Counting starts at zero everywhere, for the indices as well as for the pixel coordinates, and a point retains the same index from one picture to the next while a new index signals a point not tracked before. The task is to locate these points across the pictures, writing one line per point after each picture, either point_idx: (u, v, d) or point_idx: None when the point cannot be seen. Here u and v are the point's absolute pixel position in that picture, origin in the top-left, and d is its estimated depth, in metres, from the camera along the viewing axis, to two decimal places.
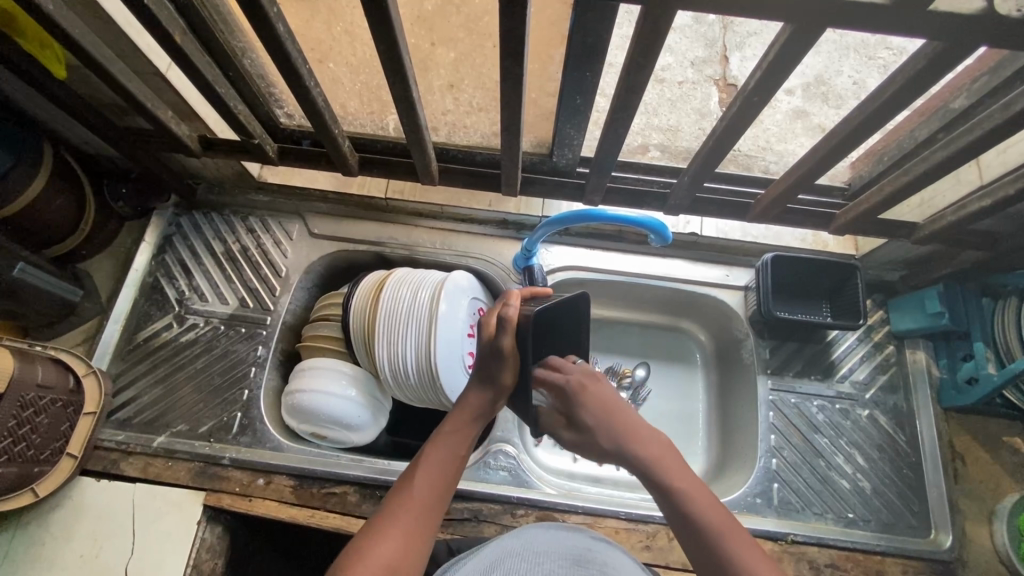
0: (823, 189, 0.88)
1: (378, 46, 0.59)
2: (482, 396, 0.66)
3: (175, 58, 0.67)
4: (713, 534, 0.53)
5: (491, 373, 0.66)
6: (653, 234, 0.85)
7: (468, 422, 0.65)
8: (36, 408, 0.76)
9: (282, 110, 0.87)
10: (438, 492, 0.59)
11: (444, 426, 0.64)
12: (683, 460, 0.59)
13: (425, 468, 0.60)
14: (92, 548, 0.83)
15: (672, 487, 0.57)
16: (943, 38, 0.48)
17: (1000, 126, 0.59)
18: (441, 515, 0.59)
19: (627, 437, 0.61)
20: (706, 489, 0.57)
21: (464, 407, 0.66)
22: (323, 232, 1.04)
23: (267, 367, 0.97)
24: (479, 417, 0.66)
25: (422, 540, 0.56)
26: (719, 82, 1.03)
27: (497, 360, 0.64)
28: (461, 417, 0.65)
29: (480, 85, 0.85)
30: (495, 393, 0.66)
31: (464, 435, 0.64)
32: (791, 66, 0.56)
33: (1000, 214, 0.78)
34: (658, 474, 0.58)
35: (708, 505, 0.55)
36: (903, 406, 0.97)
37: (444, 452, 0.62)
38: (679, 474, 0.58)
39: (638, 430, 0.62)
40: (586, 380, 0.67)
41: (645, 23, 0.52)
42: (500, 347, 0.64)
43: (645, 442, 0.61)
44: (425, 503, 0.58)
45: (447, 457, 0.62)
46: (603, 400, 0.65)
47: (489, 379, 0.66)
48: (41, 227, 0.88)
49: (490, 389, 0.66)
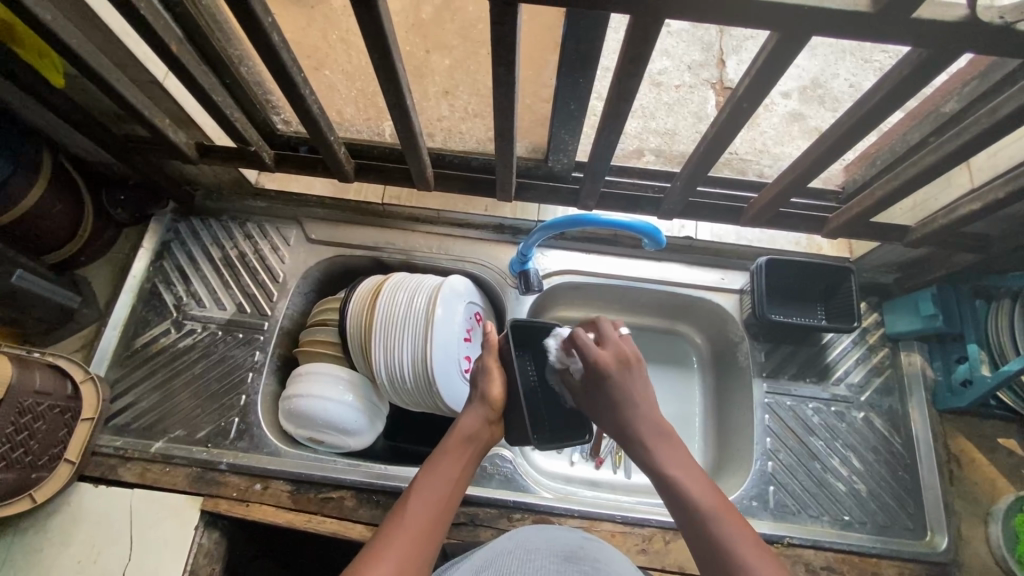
0: (817, 192, 0.89)
1: (372, 55, 0.60)
2: (475, 417, 0.71)
3: (172, 68, 0.67)
4: (712, 523, 0.58)
5: (481, 390, 0.73)
6: (648, 238, 0.85)
7: (461, 445, 0.69)
8: (34, 414, 0.77)
9: (280, 117, 0.88)
10: (434, 516, 0.61)
11: (440, 453, 0.68)
12: (684, 452, 0.66)
13: (420, 489, 0.63)
14: (88, 555, 0.83)
15: (678, 480, 0.62)
16: (928, 44, 0.49)
17: (990, 130, 0.60)
18: (439, 537, 0.61)
19: (644, 429, 0.67)
20: (706, 479, 0.63)
21: (456, 431, 0.70)
22: (320, 237, 1.05)
23: (265, 372, 0.97)
24: (472, 439, 0.70)
25: (419, 559, 0.57)
26: (716, 85, 1.04)
27: (483, 376, 0.74)
28: (457, 441, 0.69)
29: (475, 90, 0.87)
30: (485, 407, 0.72)
31: (458, 457, 0.68)
32: (783, 71, 0.56)
33: (991, 218, 0.78)
34: (665, 466, 0.64)
35: (704, 491, 0.61)
36: (898, 408, 0.97)
37: (439, 474, 0.65)
38: (680, 464, 0.64)
39: (653, 421, 0.68)
40: (626, 358, 0.72)
41: (633, 31, 0.53)
42: (485, 364, 0.75)
43: (652, 436, 0.67)
44: (422, 525, 0.60)
45: (441, 478, 0.65)
46: (630, 388, 0.70)
47: (478, 395, 0.73)
48: (39, 234, 0.89)
49: (481, 406, 0.72)
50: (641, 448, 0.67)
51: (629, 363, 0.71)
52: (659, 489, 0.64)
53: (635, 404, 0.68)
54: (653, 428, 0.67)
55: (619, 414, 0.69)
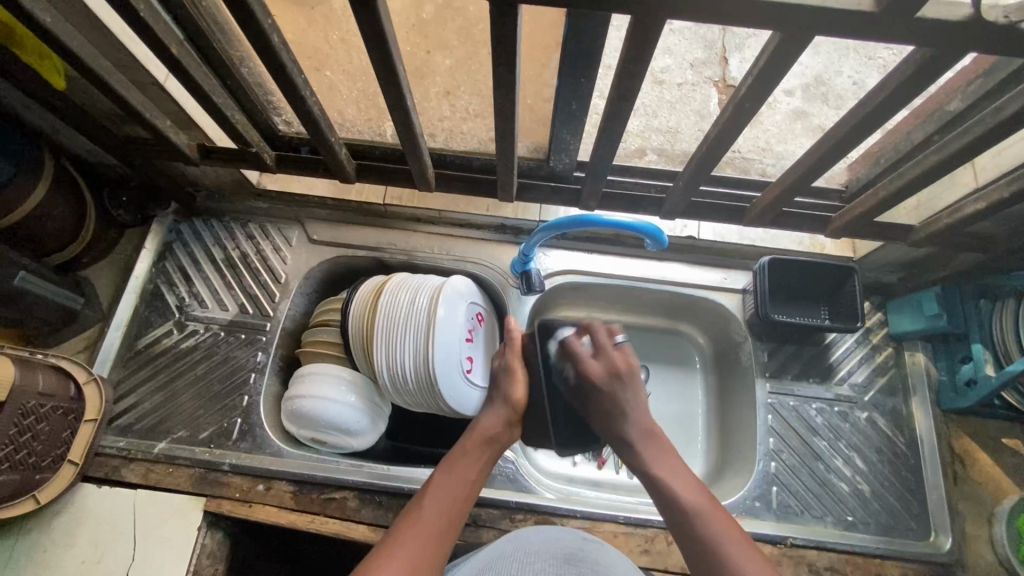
0: (820, 191, 0.89)
1: (371, 56, 0.60)
2: (495, 417, 0.74)
3: (172, 69, 0.67)
4: (698, 518, 0.61)
5: (504, 393, 0.76)
6: (650, 239, 0.85)
7: (480, 445, 0.71)
8: (37, 416, 0.77)
9: (281, 118, 0.88)
10: (452, 512, 0.62)
11: (460, 451, 0.70)
12: (671, 453, 0.69)
13: (440, 485, 0.65)
14: (92, 555, 0.83)
15: (665, 479, 0.66)
16: (932, 42, 0.49)
17: (995, 129, 0.59)
18: (455, 533, 0.62)
19: (632, 433, 0.71)
20: (694, 478, 0.66)
21: (476, 431, 0.73)
22: (322, 238, 1.05)
23: (267, 373, 0.97)
24: (493, 440, 0.72)
25: (435, 552, 0.58)
26: (719, 83, 1.03)
27: (506, 378, 0.77)
28: (476, 440, 0.71)
29: (477, 90, 0.86)
30: (507, 409, 0.75)
31: (477, 456, 0.70)
32: (786, 71, 0.56)
33: (997, 217, 0.78)
34: (652, 466, 0.68)
35: (690, 489, 0.64)
36: (902, 408, 0.97)
37: (458, 471, 0.67)
38: (668, 468, 0.67)
39: (642, 427, 0.72)
40: (619, 370, 0.75)
41: (635, 31, 0.52)
42: (507, 366, 0.79)
43: (642, 439, 0.71)
44: (440, 518, 0.61)
45: (461, 475, 0.66)
46: (620, 397, 0.73)
47: (501, 396, 0.76)
48: (41, 236, 0.89)
49: (502, 407, 0.75)
50: (629, 453, 0.71)
51: (621, 374, 0.75)
52: (649, 489, 0.67)
53: (624, 413, 0.72)
54: (642, 433, 0.71)
55: (610, 422, 0.73)
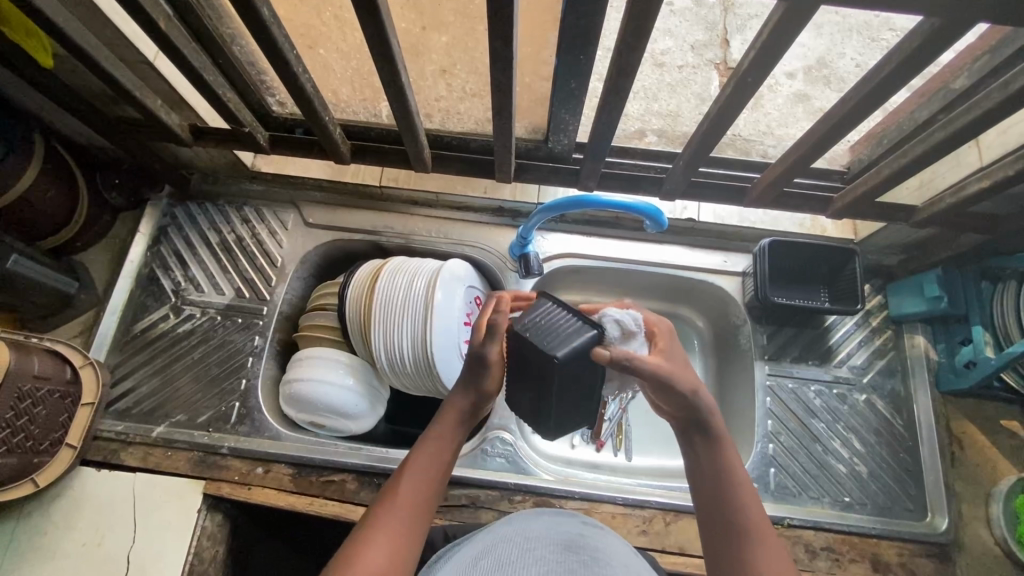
0: (822, 172, 0.87)
1: (365, 31, 0.58)
2: (466, 400, 0.65)
3: (161, 45, 0.66)
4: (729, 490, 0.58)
5: (475, 379, 0.65)
6: (650, 219, 0.84)
7: (451, 428, 0.64)
8: (33, 400, 0.76)
9: (276, 98, 0.85)
10: (422, 500, 0.59)
11: (428, 436, 0.64)
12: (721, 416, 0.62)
13: (411, 474, 0.60)
14: (93, 538, 0.84)
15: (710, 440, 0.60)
16: (943, 10, 0.47)
17: (1001, 104, 0.58)
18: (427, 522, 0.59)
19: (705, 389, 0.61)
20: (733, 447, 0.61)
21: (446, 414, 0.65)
22: (318, 222, 1.04)
23: (265, 357, 0.97)
24: (462, 421, 0.65)
25: (408, 547, 0.56)
26: (720, 66, 0.94)
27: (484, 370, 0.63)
28: (446, 424, 0.64)
29: (474, 70, 0.80)
30: (480, 394, 0.66)
31: (448, 441, 0.64)
32: (789, 44, 0.55)
33: (999, 196, 0.77)
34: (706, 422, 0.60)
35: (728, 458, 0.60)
36: (900, 389, 0.97)
37: (428, 459, 0.62)
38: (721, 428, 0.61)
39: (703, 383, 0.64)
40: None
41: (634, 3, 0.51)
42: (486, 356, 0.62)
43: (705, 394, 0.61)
44: (410, 509, 0.58)
45: (430, 463, 0.62)
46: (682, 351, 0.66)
47: (472, 384, 0.65)
48: (33, 218, 0.88)
49: (473, 392, 0.66)
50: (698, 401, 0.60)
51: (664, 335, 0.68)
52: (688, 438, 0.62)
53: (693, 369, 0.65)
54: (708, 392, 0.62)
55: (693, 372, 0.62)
